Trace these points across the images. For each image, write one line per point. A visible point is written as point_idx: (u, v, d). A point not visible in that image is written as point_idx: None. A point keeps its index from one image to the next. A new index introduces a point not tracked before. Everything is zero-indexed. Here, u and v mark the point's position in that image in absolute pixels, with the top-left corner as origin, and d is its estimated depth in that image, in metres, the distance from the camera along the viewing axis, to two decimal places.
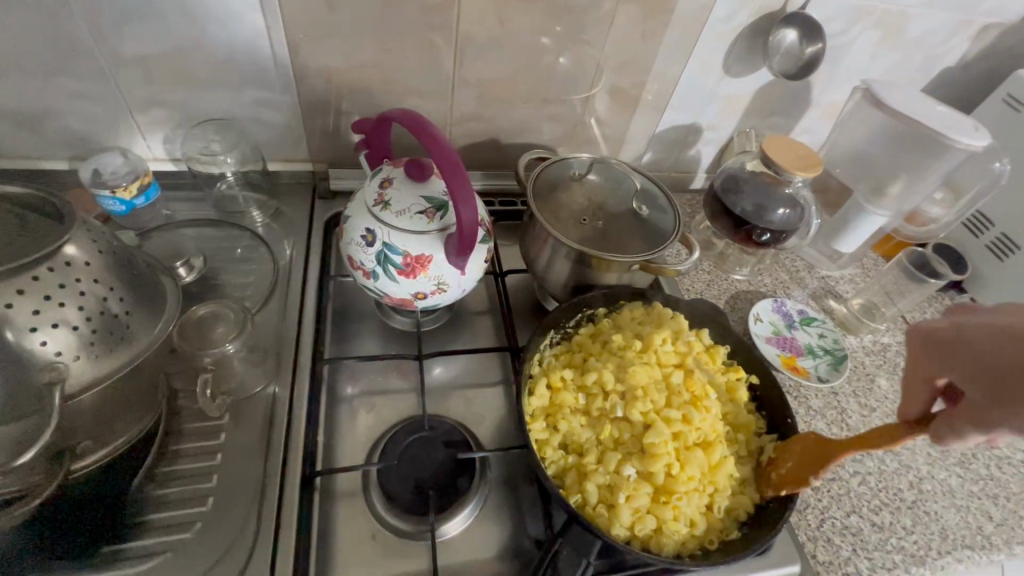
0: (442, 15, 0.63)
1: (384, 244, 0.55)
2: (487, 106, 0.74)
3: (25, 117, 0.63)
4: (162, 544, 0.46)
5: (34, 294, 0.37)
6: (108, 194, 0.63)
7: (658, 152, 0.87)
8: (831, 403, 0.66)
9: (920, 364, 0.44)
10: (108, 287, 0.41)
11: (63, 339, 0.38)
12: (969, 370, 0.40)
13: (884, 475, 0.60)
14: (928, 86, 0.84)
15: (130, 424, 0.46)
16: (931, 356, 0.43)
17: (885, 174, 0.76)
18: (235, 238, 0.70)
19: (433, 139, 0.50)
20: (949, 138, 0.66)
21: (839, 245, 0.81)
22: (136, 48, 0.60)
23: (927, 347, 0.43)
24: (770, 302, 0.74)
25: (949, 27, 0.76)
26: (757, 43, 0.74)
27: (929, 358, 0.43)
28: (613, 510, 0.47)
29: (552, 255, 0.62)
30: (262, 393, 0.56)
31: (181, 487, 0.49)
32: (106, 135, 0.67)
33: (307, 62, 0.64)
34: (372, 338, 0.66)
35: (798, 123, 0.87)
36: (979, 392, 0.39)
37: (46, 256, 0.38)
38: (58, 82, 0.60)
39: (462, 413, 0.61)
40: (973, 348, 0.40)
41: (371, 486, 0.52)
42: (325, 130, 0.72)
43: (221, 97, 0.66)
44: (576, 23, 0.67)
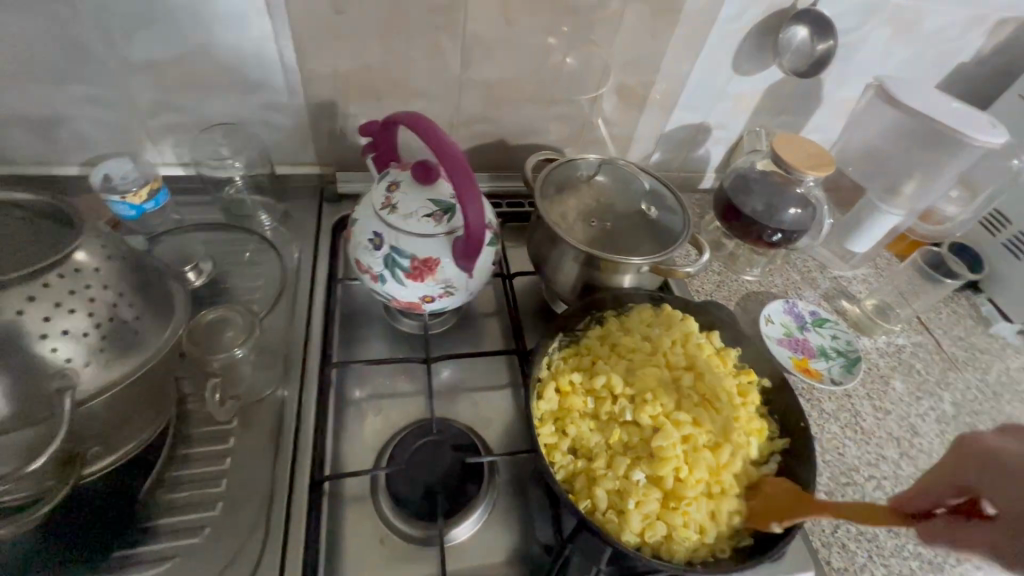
0: (449, 16, 0.63)
1: (391, 247, 0.54)
2: (494, 107, 0.74)
3: (37, 124, 0.63)
4: (171, 548, 0.46)
5: (44, 301, 0.37)
6: (118, 200, 0.64)
7: (667, 152, 0.86)
8: (844, 406, 0.65)
9: (971, 478, 0.38)
10: (117, 293, 0.41)
11: (72, 346, 0.38)
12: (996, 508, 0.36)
13: (899, 480, 0.59)
14: (942, 82, 0.83)
15: (140, 430, 0.46)
16: (973, 466, 0.39)
17: (900, 173, 0.74)
18: (244, 241, 0.70)
19: (441, 142, 0.50)
20: (965, 136, 0.65)
21: (852, 245, 0.79)
22: (145, 53, 0.60)
23: (977, 457, 0.39)
24: (782, 303, 0.73)
25: (964, 22, 0.75)
26: (767, 41, 0.73)
27: (971, 475, 0.38)
28: (623, 516, 0.47)
29: (560, 257, 0.62)
30: (271, 397, 0.56)
31: (191, 491, 0.49)
32: (116, 141, 0.67)
33: (314, 66, 0.64)
34: (379, 342, 0.65)
35: (809, 121, 0.86)
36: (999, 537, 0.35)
37: (56, 263, 0.38)
38: (68, 88, 0.61)
39: (470, 417, 0.61)
40: (1018, 483, 0.36)
41: (379, 491, 0.52)
42: (333, 133, 0.72)
43: (230, 102, 0.67)
44: (583, 23, 0.67)
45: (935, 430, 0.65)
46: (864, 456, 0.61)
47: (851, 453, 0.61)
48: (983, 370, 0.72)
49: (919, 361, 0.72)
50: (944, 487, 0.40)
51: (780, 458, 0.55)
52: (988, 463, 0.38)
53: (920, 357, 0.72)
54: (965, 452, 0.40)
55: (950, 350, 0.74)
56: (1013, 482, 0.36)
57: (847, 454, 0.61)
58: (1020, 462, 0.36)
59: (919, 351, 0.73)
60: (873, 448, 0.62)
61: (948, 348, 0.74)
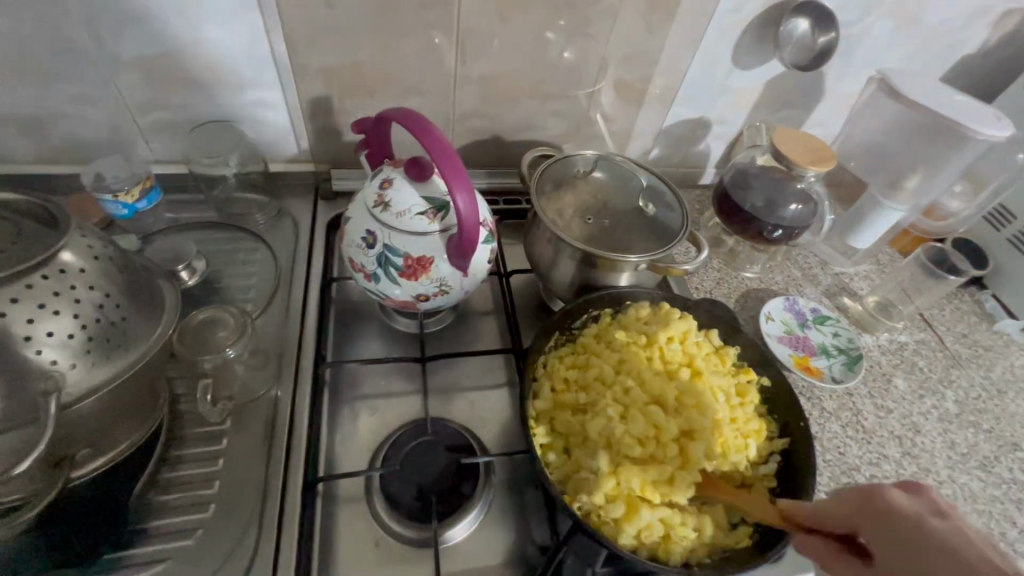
0: (442, 11, 0.62)
1: (384, 245, 0.54)
2: (490, 103, 0.73)
3: (28, 123, 0.63)
4: (162, 552, 0.45)
5: (28, 302, 0.37)
6: (111, 199, 0.64)
7: (665, 147, 0.85)
8: (845, 405, 0.64)
9: (869, 536, 0.39)
10: (103, 294, 0.41)
11: (58, 349, 0.38)
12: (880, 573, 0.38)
13: (901, 480, 0.58)
14: (947, 75, 0.81)
15: (131, 431, 0.46)
16: (872, 526, 0.39)
17: (902, 167, 0.72)
18: (238, 240, 0.69)
19: (433, 138, 0.49)
20: (970, 130, 0.63)
21: (853, 241, 0.78)
22: (134, 51, 0.59)
23: (878, 517, 0.39)
24: (782, 300, 0.72)
25: (968, 13, 0.73)
26: (767, 34, 0.72)
27: (870, 534, 0.39)
28: (619, 518, 0.46)
29: (557, 254, 0.61)
30: (264, 397, 0.56)
31: (182, 493, 0.49)
32: (109, 139, 0.67)
33: (307, 62, 0.63)
34: (375, 341, 0.65)
35: (810, 116, 0.85)
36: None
37: (39, 265, 0.38)
38: (58, 86, 0.60)
39: (466, 416, 0.60)
40: (915, 561, 0.36)
41: (373, 492, 0.51)
42: (327, 130, 0.71)
43: (222, 99, 0.66)
44: (580, 17, 0.66)
45: (938, 428, 0.64)
46: (865, 455, 0.60)
47: (852, 452, 0.60)
48: (986, 367, 0.71)
49: (922, 359, 0.71)
50: (833, 523, 0.41)
51: (779, 458, 0.54)
52: (891, 530, 0.38)
53: (922, 354, 0.71)
54: (866, 506, 0.40)
55: (953, 347, 0.73)
56: (897, 544, 0.37)
57: (848, 453, 0.60)
58: (924, 541, 0.36)
59: (922, 349, 0.72)
60: (874, 447, 0.61)
61: (951, 345, 0.73)
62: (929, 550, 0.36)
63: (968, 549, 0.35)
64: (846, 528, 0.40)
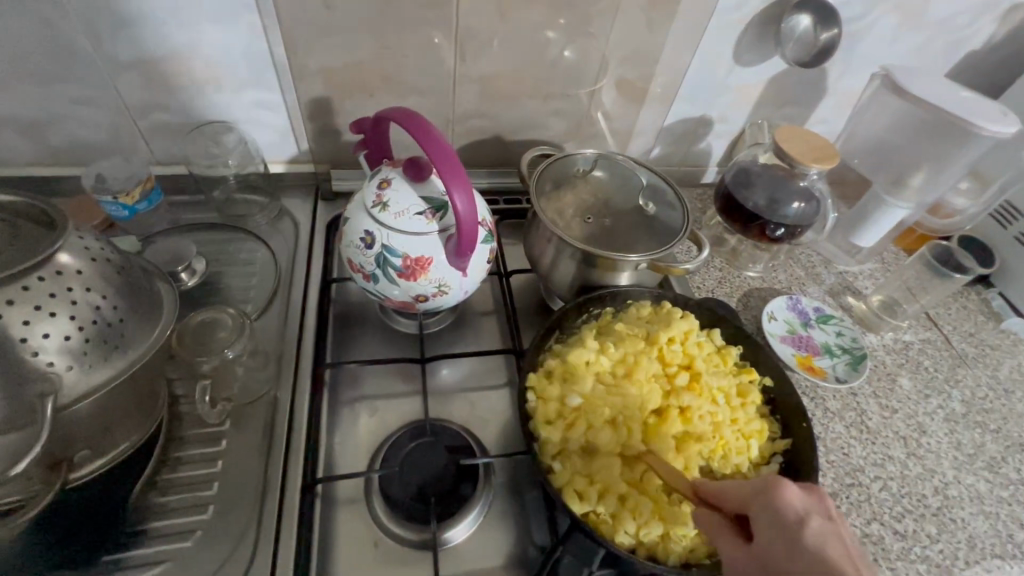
0: (441, 10, 0.61)
1: (383, 246, 0.53)
2: (489, 102, 0.72)
3: (29, 125, 0.63)
4: (160, 553, 0.45)
5: (24, 304, 0.37)
6: (110, 200, 0.63)
7: (667, 146, 0.85)
8: (849, 405, 0.63)
9: (755, 521, 0.38)
10: (101, 296, 0.41)
11: (54, 350, 0.38)
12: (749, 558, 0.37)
13: (906, 481, 0.58)
14: (952, 71, 0.80)
15: (130, 432, 0.45)
16: (762, 512, 0.38)
17: (907, 165, 0.71)
18: (239, 241, 0.69)
19: (430, 138, 0.48)
20: (974, 126, 0.63)
21: (857, 240, 0.77)
22: (134, 52, 0.59)
23: (770, 507, 0.37)
24: (785, 300, 0.71)
25: (974, 8, 0.72)
26: (768, 30, 0.71)
27: (757, 518, 0.38)
28: (618, 517, 0.46)
29: (557, 254, 0.61)
30: (264, 398, 0.56)
31: (182, 494, 0.48)
32: (110, 141, 0.67)
33: (306, 62, 0.63)
34: (375, 341, 0.65)
35: (813, 113, 0.84)
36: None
37: (36, 266, 0.37)
38: (59, 89, 0.61)
39: (466, 417, 0.60)
40: (785, 553, 0.35)
41: (372, 493, 0.51)
42: (326, 130, 0.71)
43: (222, 101, 0.66)
44: (580, 15, 0.65)
45: (944, 429, 0.63)
46: (870, 456, 0.59)
47: (856, 453, 0.59)
48: (993, 367, 0.70)
49: (928, 358, 0.70)
50: (729, 501, 0.40)
51: (781, 459, 0.53)
52: (778, 521, 0.36)
53: (928, 354, 0.70)
54: (763, 493, 0.38)
55: (959, 347, 0.72)
56: (775, 533, 0.36)
57: (852, 454, 0.59)
58: (800, 536, 0.35)
59: (927, 348, 0.71)
60: (879, 448, 0.60)
61: (957, 344, 0.72)
62: (802, 547, 0.35)
63: (839, 555, 0.34)
64: (738, 508, 0.40)
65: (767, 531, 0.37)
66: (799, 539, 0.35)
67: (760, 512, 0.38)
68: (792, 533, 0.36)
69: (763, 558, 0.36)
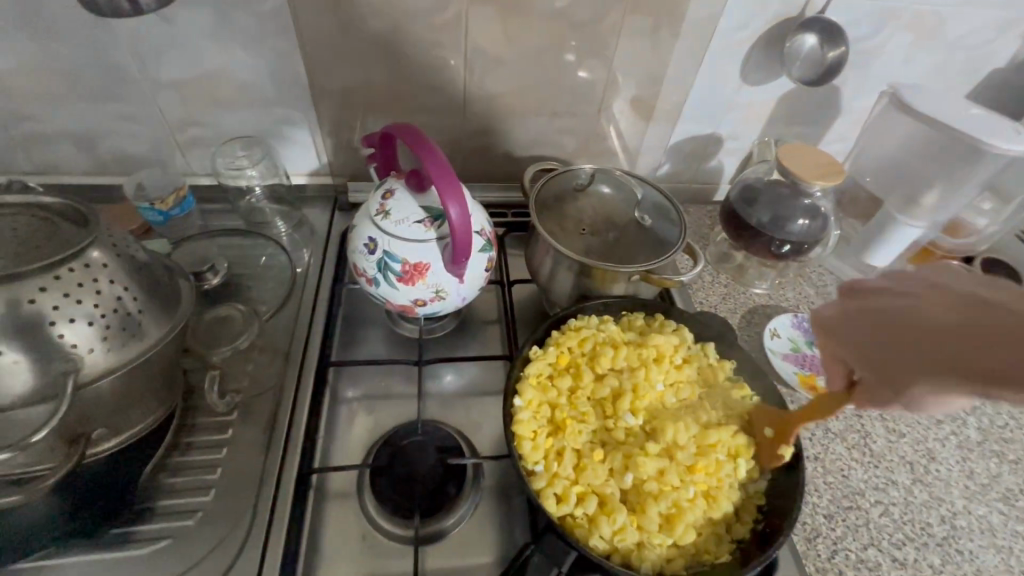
0: (451, 34, 0.65)
1: (384, 252, 0.56)
2: (498, 120, 0.76)
3: (85, 138, 0.71)
4: (164, 530, 0.49)
5: (54, 291, 0.41)
6: (148, 206, 0.70)
7: (677, 164, 0.86)
8: (854, 426, 0.62)
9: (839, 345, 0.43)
10: (122, 287, 0.45)
11: (74, 331, 0.42)
12: (914, 316, 0.38)
13: (910, 507, 0.55)
14: (973, 90, 0.79)
15: (144, 415, 0.49)
16: (841, 340, 0.42)
17: (919, 183, 0.70)
18: (259, 246, 0.74)
19: (428, 151, 0.52)
20: (986, 144, 0.61)
21: (873, 259, 0.76)
22: (173, 73, 0.66)
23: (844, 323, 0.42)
24: (790, 318, 0.71)
25: (993, 26, 0.71)
26: (774, 49, 0.72)
27: (840, 341, 0.42)
28: (594, 522, 0.46)
29: (554, 266, 0.63)
30: (269, 392, 0.59)
31: (189, 477, 0.52)
32: (152, 152, 0.74)
33: (326, 83, 0.68)
34: (378, 343, 0.68)
35: (827, 132, 0.84)
36: (869, 368, 0.40)
37: (68, 258, 0.42)
38: (110, 106, 0.68)
39: (460, 421, 0.62)
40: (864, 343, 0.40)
41: (362, 488, 0.54)
42: (345, 145, 0.76)
43: (251, 118, 0.72)
44: (585, 36, 0.68)
45: (956, 456, 0.60)
46: (872, 479, 0.57)
47: (857, 476, 0.57)
48: None
49: None
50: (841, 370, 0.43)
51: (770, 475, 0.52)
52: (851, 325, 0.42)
53: None
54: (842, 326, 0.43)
55: None
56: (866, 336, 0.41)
57: (851, 477, 0.57)
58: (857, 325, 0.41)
59: None
60: (883, 472, 0.58)
61: None
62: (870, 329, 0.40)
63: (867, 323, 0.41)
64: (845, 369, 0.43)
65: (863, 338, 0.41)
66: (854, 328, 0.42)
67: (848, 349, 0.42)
68: (858, 331, 0.41)
69: (870, 354, 0.40)
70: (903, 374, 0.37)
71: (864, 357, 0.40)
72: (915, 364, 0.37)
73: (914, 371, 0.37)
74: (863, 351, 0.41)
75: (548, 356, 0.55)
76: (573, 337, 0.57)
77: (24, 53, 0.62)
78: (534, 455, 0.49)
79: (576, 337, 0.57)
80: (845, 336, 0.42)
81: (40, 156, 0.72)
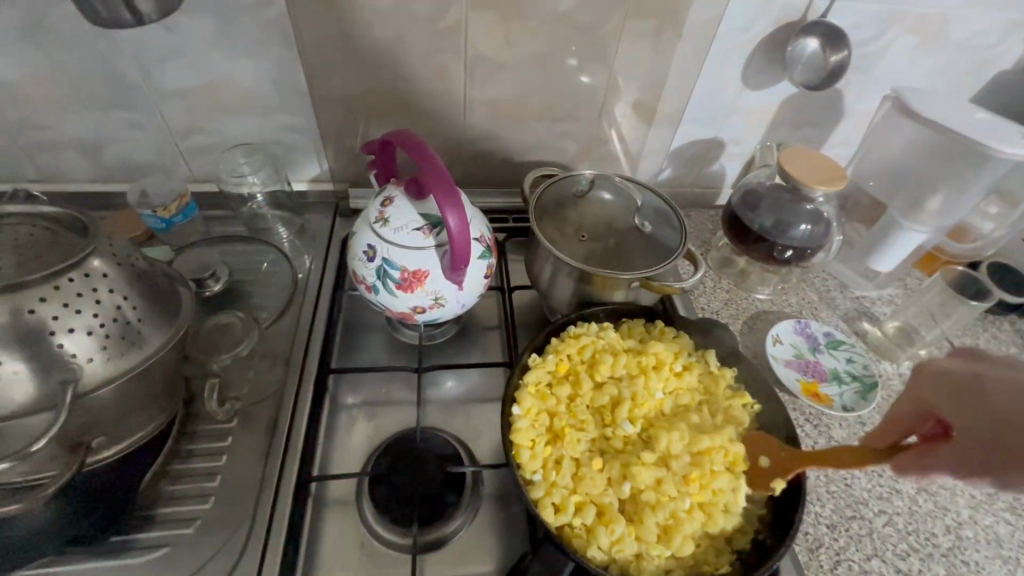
0: (450, 40, 0.65)
1: (383, 259, 0.56)
2: (499, 126, 0.76)
3: (89, 146, 0.72)
4: (163, 538, 0.49)
5: (54, 301, 0.41)
6: (150, 213, 0.70)
7: (678, 168, 0.85)
8: (857, 434, 0.61)
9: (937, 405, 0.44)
10: (122, 296, 0.46)
11: (76, 342, 0.42)
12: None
13: (914, 517, 0.55)
14: (979, 93, 0.78)
15: (145, 422, 0.49)
16: (940, 403, 0.44)
17: (922, 187, 0.69)
18: (260, 252, 0.74)
19: (426, 159, 0.52)
20: (987, 148, 0.60)
21: (877, 264, 0.75)
22: (176, 81, 0.66)
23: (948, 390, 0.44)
24: (793, 323, 0.70)
25: (999, 28, 0.70)
26: (776, 53, 0.72)
27: (942, 404, 0.43)
28: (591, 532, 0.45)
29: (554, 272, 0.62)
30: (268, 399, 0.59)
31: (189, 485, 0.52)
32: (155, 160, 0.75)
33: (327, 90, 0.69)
34: (379, 349, 0.68)
35: (831, 136, 0.83)
36: (965, 437, 0.40)
37: (68, 268, 0.42)
38: (113, 114, 0.69)
39: (460, 428, 0.61)
40: (970, 408, 0.42)
41: (362, 496, 0.54)
42: (346, 151, 0.76)
43: (253, 125, 0.72)
44: (585, 41, 0.68)
45: None
46: (875, 488, 0.56)
47: (860, 484, 0.57)
48: None
49: None
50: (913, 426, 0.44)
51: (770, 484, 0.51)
52: (969, 394, 0.42)
53: None
54: (937, 391, 0.45)
55: None
56: (979, 404, 0.41)
57: (855, 486, 0.57)
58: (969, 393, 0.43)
59: None
60: (887, 481, 0.57)
61: None
62: (978, 400, 0.42)
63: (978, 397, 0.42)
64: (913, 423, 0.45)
65: (976, 404, 0.42)
66: (978, 394, 0.42)
67: (947, 406, 0.43)
68: (979, 396, 0.42)
69: (963, 425, 0.41)
70: (1013, 452, 0.38)
71: (962, 420, 0.41)
72: (1004, 448, 0.38)
73: (1008, 458, 0.38)
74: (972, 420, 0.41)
75: (547, 364, 0.55)
76: (572, 344, 0.56)
77: (29, 62, 0.63)
78: (532, 464, 0.49)
79: (576, 344, 0.57)
80: (947, 398, 0.44)
81: (45, 164, 0.73)
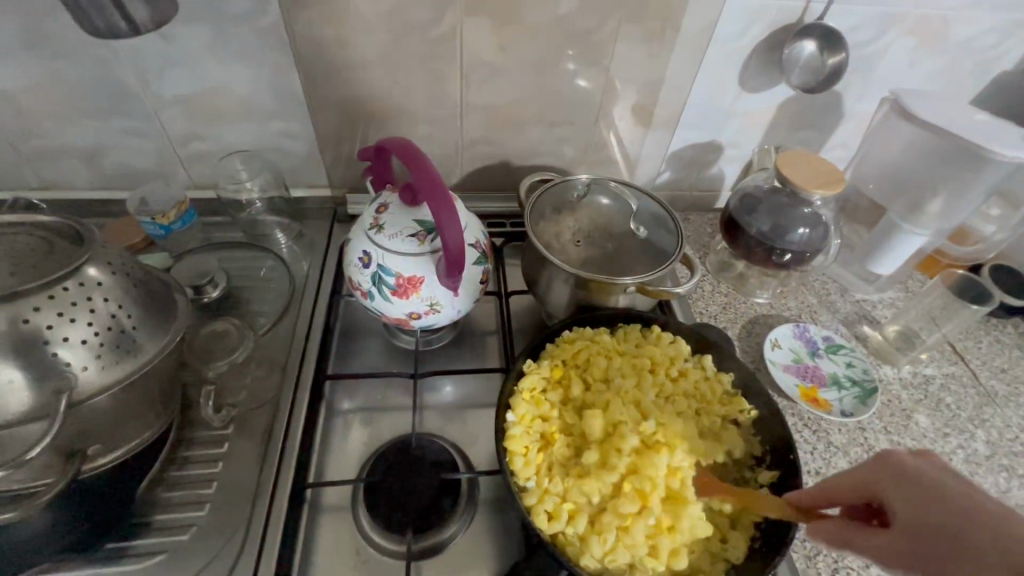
0: (446, 46, 0.65)
1: (378, 265, 0.57)
2: (495, 131, 0.76)
3: (89, 154, 0.73)
4: (160, 545, 0.49)
5: (49, 310, 0.42)
6: (149, 220, 0.71)
7: (676, 171, 0.85)
8: (857, 440, 0.60)
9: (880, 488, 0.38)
10: (117, 304, 0.46)
11: (73, 352, 0.42)
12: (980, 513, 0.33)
13: None
14: (981, 93, 0.77)
15: (141, 429, 0.49)
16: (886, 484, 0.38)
17: (922, 190, 0.68)
18: (259, 258, 0.75)
19: (419, 166, 0.52)
20: (986, 150, 0.59)
21: (876, 267, 0.74)
22: (174, 89, 0.67)
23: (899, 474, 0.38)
24: (792, 327, 0.70)
25: (1000, 28, 0.69)
26: (774, 55, 0.71)
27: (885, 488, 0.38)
28: (584, 541, 0.45)
29: (550, 278, 0.62)
30: (265, 406, 0.59)
31: (185, 491, 0.53)
32: (154, 166, 0.75)
33: (323, 96, 0.69)
34: (376, 355, 0.68)
35: (830, 138, 0.83)
36: (903, 537, 0.35)
37: (62, 278, 0.43)
38: (112, 122, 0.69)
39: (456, 434, 0.61)
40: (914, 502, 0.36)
41: (357, 502, 0.54)
42: (343, 157, 0.76)
43: (251, 132, 0.73)
44: (581, 46, 0.67)
45: (964, 471, 0.59)
46: None
47: None
48: None
49: (950, 395, 0.66)
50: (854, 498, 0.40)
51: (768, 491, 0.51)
52: (912, 481, 0.37)
53: (950, 390, 0.66)
54: (888, 471, 0.38)
55: (989, 384, 0.67)
56: (921, 499, 0.36)
57: None
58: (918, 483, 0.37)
59: (950, 384, 0.67)
60: None
61: (987, 381, 0.68)
62: (932, 497, 0.35)
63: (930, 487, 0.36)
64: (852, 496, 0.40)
65: (913, 502, 0.36)
66: (919, 489, 0.36)
67: (890, 493, 0.37)
68: (922, 493, 0.36)
69: (905, 522, 0.35)
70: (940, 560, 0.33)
71: (901, 509, 0.36)
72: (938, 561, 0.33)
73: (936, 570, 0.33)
74: (919, 512, 0.35)
75: (542, 369, 0.55)
76: (566, 350, 0.57)
77: (29, 71, 0.63)
78: (525, 472, 0.48)
79: (571, 350, 0.57)
80: (892, 480, 0.38)
81: (46, 171, 0.74)
